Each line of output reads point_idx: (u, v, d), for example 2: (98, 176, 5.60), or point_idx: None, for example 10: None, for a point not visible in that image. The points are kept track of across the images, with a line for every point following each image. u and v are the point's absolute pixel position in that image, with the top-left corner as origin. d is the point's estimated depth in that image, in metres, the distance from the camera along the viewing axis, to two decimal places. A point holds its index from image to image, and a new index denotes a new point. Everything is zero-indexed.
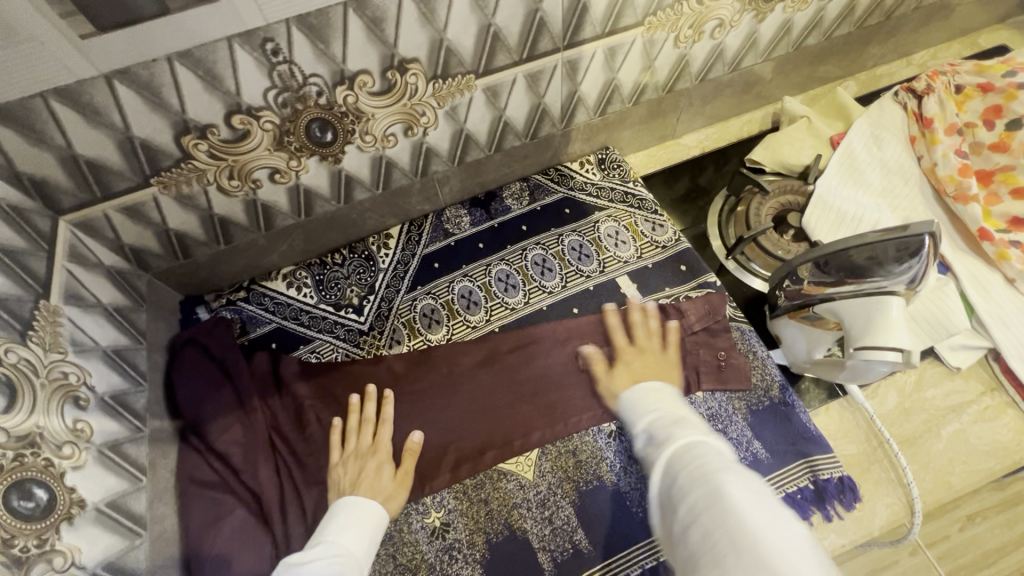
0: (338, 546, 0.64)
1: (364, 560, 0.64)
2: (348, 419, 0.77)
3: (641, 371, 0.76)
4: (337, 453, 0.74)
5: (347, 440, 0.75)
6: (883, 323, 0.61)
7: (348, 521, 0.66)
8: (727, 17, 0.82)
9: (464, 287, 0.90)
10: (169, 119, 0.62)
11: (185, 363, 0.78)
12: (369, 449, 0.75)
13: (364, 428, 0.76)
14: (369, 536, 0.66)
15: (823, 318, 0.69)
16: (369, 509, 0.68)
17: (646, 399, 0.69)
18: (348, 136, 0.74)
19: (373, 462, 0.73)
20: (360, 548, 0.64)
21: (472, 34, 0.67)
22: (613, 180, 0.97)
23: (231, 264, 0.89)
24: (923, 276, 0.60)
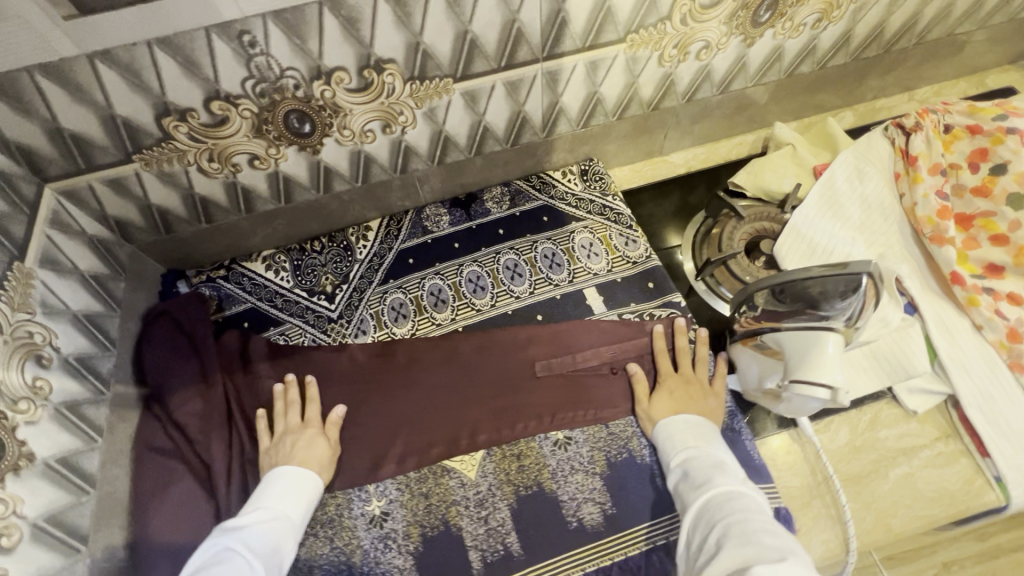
0: (274, 509, 0.68)
1: (298, 524, 0.69)
2: (273, 406, 0.79)
3: (681, 400, 0.77)
4: (269, 437, 0.77)
5: (276, 424, 0.78)
6: (817, 358, 0.62)
7: (286, 487, 0.70)
8: (714, 40, 0.82)
9: (434, 285, 0.92)
10: (150, 101, 0.65)
11: (156, 334, 0.81)
12: (299, 427, 0.77)
13: (291, 407, 0.79)
14: (307, 501, 0.71)
15: (772, 347, 0.68)
16: (305, 477, 0.72)
17: (683, 433, 0.73)
18: (326, 129, 0.76)
19: (304, 438, 0.76)
20: (295, 513, 0.69)
21: (449, 39, 0.69)
22: (593, 192, 0.98)
23: (213, 243, 0.92)
24: (859, 314, 0.61)
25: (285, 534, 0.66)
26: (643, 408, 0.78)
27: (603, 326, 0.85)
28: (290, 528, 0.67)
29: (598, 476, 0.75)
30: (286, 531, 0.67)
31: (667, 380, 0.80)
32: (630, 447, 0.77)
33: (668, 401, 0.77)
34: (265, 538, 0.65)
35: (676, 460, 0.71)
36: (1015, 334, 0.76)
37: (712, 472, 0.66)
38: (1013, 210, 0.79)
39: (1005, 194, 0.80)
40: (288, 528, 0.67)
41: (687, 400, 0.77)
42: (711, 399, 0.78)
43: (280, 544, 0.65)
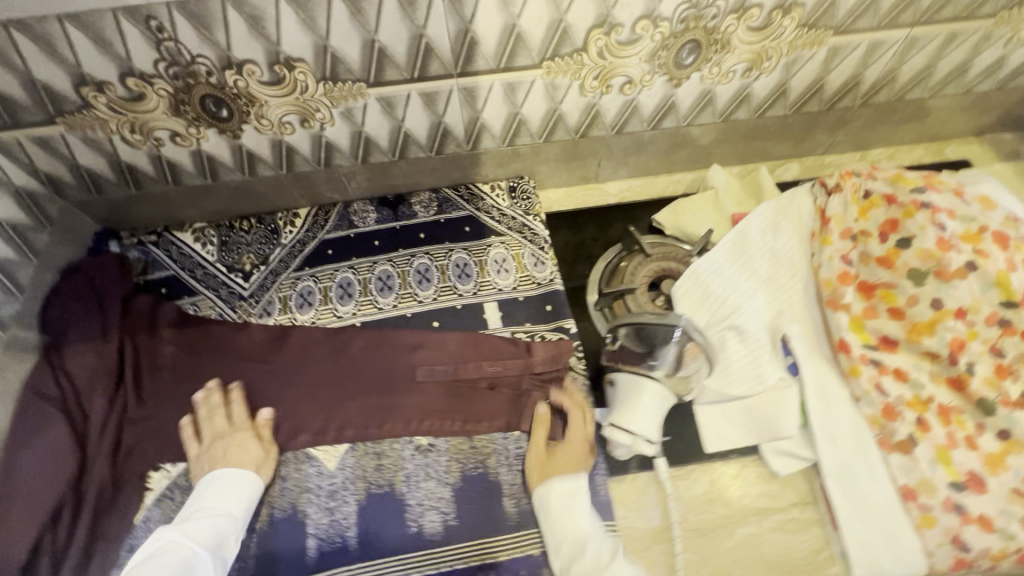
0: (215, 507, 0.71)
1: (240, 519, 0.72)
2: (198, 414, 0.81)
3: (572, 458, 0.75)
4: (198, 446, 0.79)
5: (205, 428, 0.80)
6: (632, 406, 0.73)
7: (229, 480, 0.73)
8: (637, 76, 0.83)
9: (344, 278, 0.95)
10: (66, 70, 0.69)
11: (68, 287, 0.86)
12: (226, 430, 0.79)
13: (214, 413, 0.80)
14: (248, 495, 0.74)
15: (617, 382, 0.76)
16: (241, 476, 0.74)
17: (561, 501, 0.71)
18: (243, 116, 0.80)
19: (240, 437, 0.78)
20: (236, 508, 0.72)
21: (357, 46, 0.72)
22: (517, 210, 0.99)
23: (145, 210, 0.96)
24: (673, 361, 0.75)
25: (228, 527, 0.70)
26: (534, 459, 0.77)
27: (492, 341, 0.86)
28: (232, 523, 0.70)
29: (449, 487, 0.77)
30: (229, 525, 0.70)
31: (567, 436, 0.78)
32: (487, 464, 0.78)
33: (557, 458, 0.76)
34: (209, 532, 0.68)
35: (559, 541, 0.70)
36: (889, 412, 0.74)
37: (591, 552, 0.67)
38: (913, 285, 0.78)
39: (907, 268, 0.78)
40: (231, 522, 0.70)
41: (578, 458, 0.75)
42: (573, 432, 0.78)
43: (225, 539, 0.68)
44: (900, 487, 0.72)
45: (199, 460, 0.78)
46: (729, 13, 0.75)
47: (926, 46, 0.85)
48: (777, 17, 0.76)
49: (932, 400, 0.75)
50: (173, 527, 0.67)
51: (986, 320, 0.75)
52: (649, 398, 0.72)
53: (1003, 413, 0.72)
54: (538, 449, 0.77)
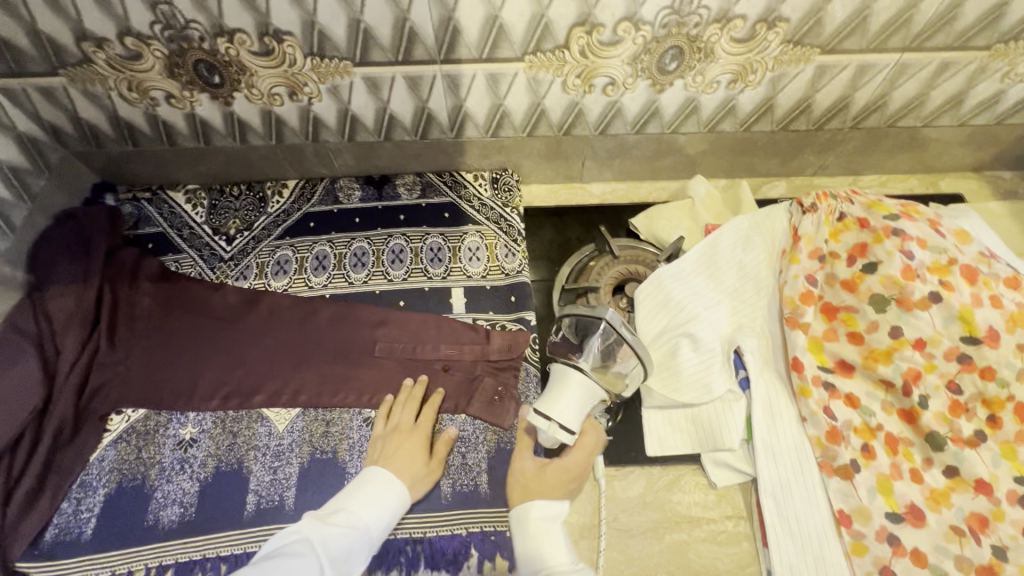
0: (356, 516, 0.68)
1: (374, 539, 0.67)
2: (397, 399, 0.82)
3: (558, 481, 0.71)
4: (383, 428, 0.80)
5: (391, 417, 0.80)
6: (555, 394, 0.73)
7: (381, 488, 0.71)
8: (619, 78, 0.84)
9: (321, 251, 0.98)
10: (68, 24, 0.74)
11: (56, 233, 0.90)
12: (408, 428, 0.79)
13: (408, 402, 0.81)
14: (389, 514, 0.70)
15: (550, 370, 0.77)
16: (395, 493, 0.71)
17: (539, 523, 0.68)
18: (235, 84, 0.83)
19: (412, 440, 0.77)
20: (375, 526, 0.68)
21: (343, 25, 0.75)
22: (497, 201, 1.01)
23: (142, 167, 1.00)
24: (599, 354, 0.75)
25: (362, 544, 0.66)
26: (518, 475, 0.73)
27: (453, 325, 0.88)
28: (365, 540, 0.66)
29: None
30: (362, 541, 0.66)
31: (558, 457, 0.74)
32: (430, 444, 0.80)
33: (539, 478, 0.72)
34: (344, 542, 0.64)
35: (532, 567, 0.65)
36: (834, 434, 0.73)
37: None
38: (874, 310, 0.77)
39: (869, 293, 0.77)
40: (365, 540, 0.66)
41: (564, 481, 0.71)
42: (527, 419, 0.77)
43: (354, 555, 0.64)
44: (835, 512, 0.71)
45: (378, 444, 0.78)
46: (712, 22, 0.75)
47: (917, 73, 0.84)
48: (761, 30, 0.76)
49: (881, 429, 0.73)
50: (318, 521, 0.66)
51: (947, 354, 0.73)
52: (572, 387, 0.72)
53: (954, 450, 0.70)
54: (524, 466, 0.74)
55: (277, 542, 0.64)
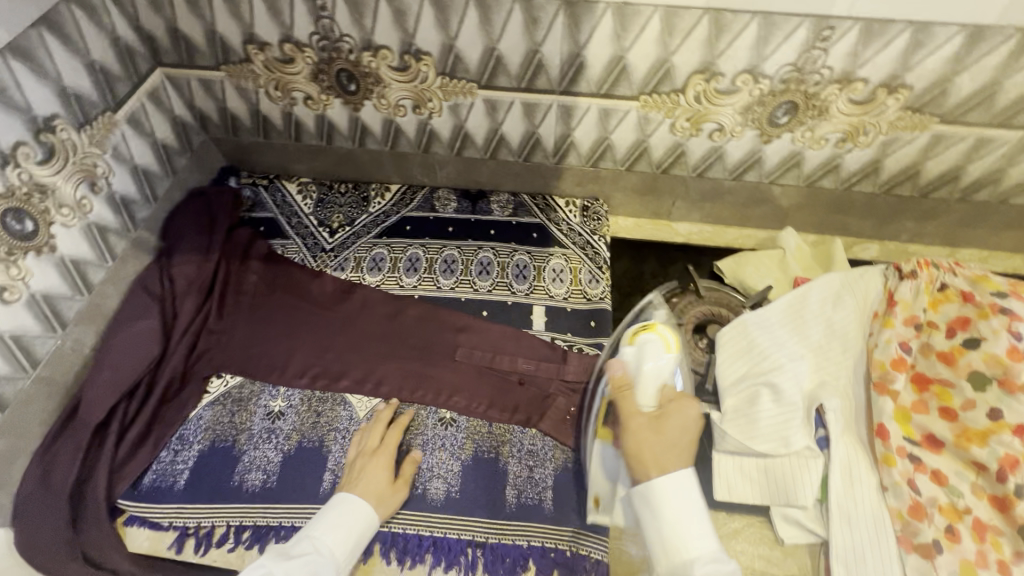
0: (322, 541, 0.69)
1: (342, 562, 0.69)
2: (368, 422, 0.85)
3: (681, 442, 0.67)
4: (353, 450, 0.82)
5: (362, 438, 0.83)
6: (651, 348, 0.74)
7: (341, 514, 0.72)
8: (728, 125, 0.86)
9: (414, 254, 1.03)
10: (241, 27, 0.83)
11: (189, 208, 1.00)
12: (372, 450, 0.81)
13: (378, 423, 0.83)
14: (355, 535, 0.72)
15: (625, 359, 0.75)
16: (363, 517, 0.73)
17: (671, 503, 0.63)
18: (368, 93, 0.91)
19: (374, 462, 0.79)
20: (341, 549, 0.70)
21: (479, 51, 0.81)
22: (585, 228, 1.04)
23: (266, 158, 1.10)
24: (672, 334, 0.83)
25: (326, 569, 0.67)
26: (637, 438, 0.67)
27: (532, 342, 0.91)
28: (332, 564, 0.68)
29: (459, 461, 0.82)
30: (328, 566, 0.67)
31: (666, 407, 0.70)
32: (500, 450, 0.83)
33: (659, 435, 0.67)
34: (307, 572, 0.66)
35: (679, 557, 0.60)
36: (917, 510, 0.71)
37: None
38: (972, 389, 0.75)
39: (969, 368, 0.76)
40: (331, 564, 0.68)
41: (686, 436, 0.68)
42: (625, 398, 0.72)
43: None
44: None
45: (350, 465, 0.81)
46: (832, 82, 0.77)
47: None
48: (882, 94, 0.77)
49: (968, 512, 0.70)
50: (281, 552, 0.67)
51: None
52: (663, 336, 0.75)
53: None
54: (641, 428, 0.68)
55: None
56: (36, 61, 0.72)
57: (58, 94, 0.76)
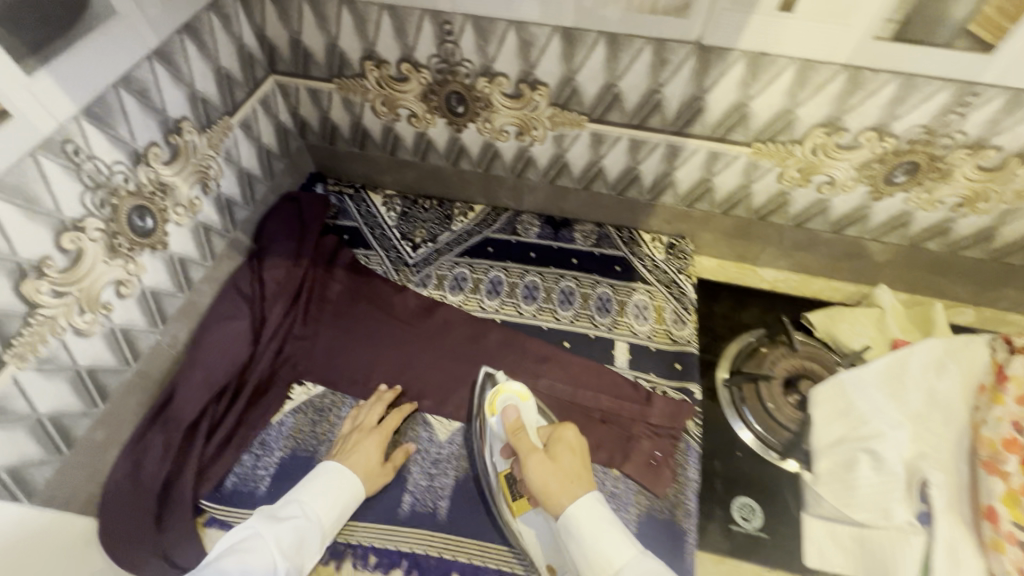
0: (310, 507, 0.73)
1: (327, 528, 0.73)
2: (367, 401, 0.88)
3: (577, 467, 0.73)
4: (347, 427, 0.85)
5: (358, 416, 0.86)
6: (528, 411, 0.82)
7: (325, 481, 0.76)
8: (840, 179, 0.84)
9: (496, 276, 1.03)
10: (363, 44, 0.84)
11: (281, 212, 1.02)
12: (370, 427, 0.84)
13: (375, 404, 0.87)
14: (342, 503, 0.76)
15: (503, 421, 0.81)
16: (351, 487, 0.77)
17: (590, 524, 0.65)
18: (474, 116, 0.91)
19: (371, 438, 0.82)
20: (327, 516, 0.74)
21: (598, 85, 0.81)
22: (670, 266, 1.03)
23: (355, 167, 1.12)
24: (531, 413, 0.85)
25: (310, 532, 0.71)
26: (540, 479, 0.72)
27: (615, 379, 0.90)
28: (317, 529, 0.72)
29: None
30: (314, 531, 0.72)
31: (551, 442, 0.77)
32: None
33: (556, 463, 0.73)
34: (292, 534, 0.70)
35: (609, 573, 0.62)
36: None
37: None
38: None
39: None
40: (317, 529, 0.72)
41: (578, 463, 0.74)
42: (519, 445, 0.77)
43: (306, 543, 0.70)
44: None
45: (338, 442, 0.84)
46: (963, 146, 0.75)
47: None
48: (1013, 163, 0.75)
49: None
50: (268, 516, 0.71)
51: None
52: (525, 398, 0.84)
53: None
54: (538, 466, 0.73)
55: (231, 539, 0.69)
56: (174, 65, 0.74)
57: (188, 97, 0.78)
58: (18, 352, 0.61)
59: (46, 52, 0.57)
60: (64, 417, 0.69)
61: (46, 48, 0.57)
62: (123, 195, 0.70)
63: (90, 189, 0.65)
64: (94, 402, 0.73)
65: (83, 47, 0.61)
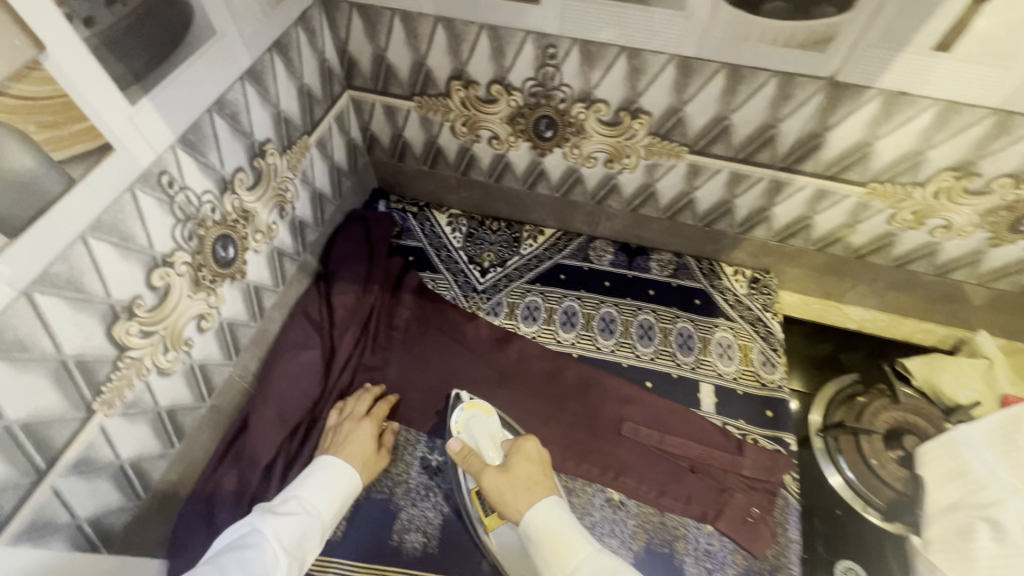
0: (306, 501, 0.69)
1: (328, 521, 0.69)
2: (355, 392, 0.85)
3: (536, 475, 0.69)
4: (334, 418, 0.81)
5: (345, 406, 0.82)
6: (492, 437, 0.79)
7: (320, 475, 0.72)
8: (958, 224, 0.79)
9: (570, 306, 0.98)
10: (453, 64, 0.79)
11: (349, 233, 0.97)
12: (361, 416, 0.80)
13: (362, 396, 0.83)
14: (342, 496, 0.72)
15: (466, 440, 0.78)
16: (348, 478, 0.73)
17: (547, 523, 0.62)
18: (562, 141, 0.86)
19: (362, 426, 0.78)
20: (328, 510, 0.70)
21: (708, 117, 0.75)
22: (754, 302, 0.98)
23: (421, 185, 1.07)
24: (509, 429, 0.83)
25: (312, 526, 0.67)
26: (497, 491, 0.67)
27: (703, 425, 0.85)
28: (319, 522, 0.68)
29: (630, 551, 0.76)
30: (314, 523, 0.67)
31: (509, 453, 0.73)
32: (675, 546, 0.76)
33: (510, 474, 0.69)
34: (293, 528, 0.65)
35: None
36: None
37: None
38: None
39: None
40: (317, 523, 0.68)
41: (537, 469, 0.70)
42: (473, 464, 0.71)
43: (309, 537, 0.66)
44: None
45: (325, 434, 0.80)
46: None
47: None
48: None
49: None
50: (263, 510, 0.66)
51: None
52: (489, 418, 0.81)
53: None
54: (495, 481, 0.68)
55: (228, 537, 0.63)
56: (264, 85, 0.69)
57: (273, 118, 0.73)
58: (107, 399, 0.57)
59: (149, 77, 0.52)
60: (144, 460, 0.65)
61: (149, 73, 0.52)
62: (209, 225, 0.66)
63: (181, 222, 0.61)
64: (171, 442, 0.69)
65: (184, 71, 0.56)
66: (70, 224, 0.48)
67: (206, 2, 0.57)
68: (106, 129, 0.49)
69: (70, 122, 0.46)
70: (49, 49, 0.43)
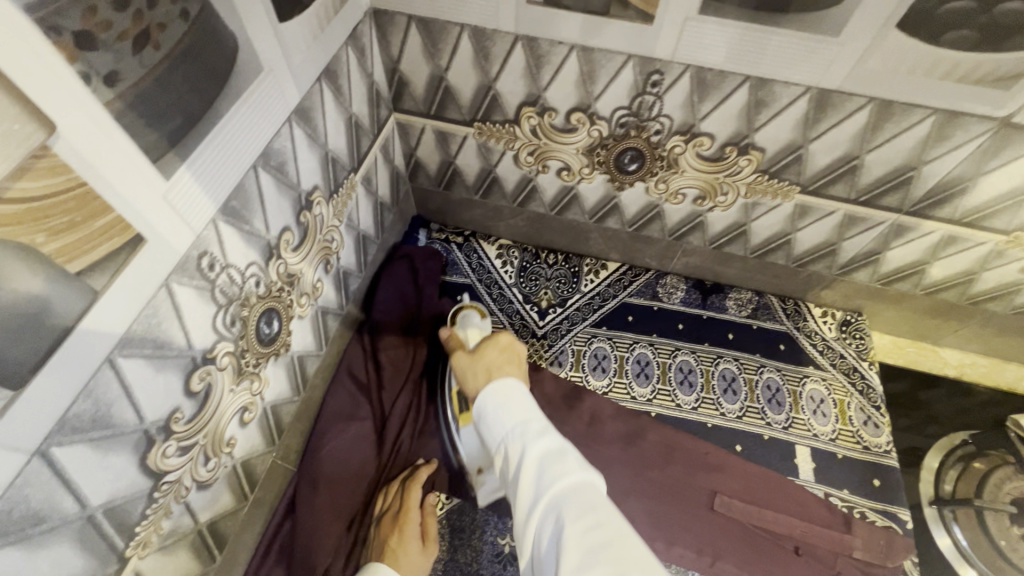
0: None
1: None
2: (398, 478, 0.72)
3: (503, 360, 0.60)
4: (380, 505, 0.69)
5: (388, 496, 0.70)
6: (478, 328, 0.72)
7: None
8: None
9: (642, 355, 0.87)
10: (529, 88, 0.67)
11: (394, 274, 0.85)
12: (399, 507, 0.68)
13: (400, 483, 0.71)
14: None
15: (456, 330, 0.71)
16: None
17: (499, 392, 0.54)
18: (647, 175, 0.74)
19: (399, 526, 0.65)
20: None
21: (834, 156, 0.64)
22: (846, 349, 0.88)
23: (467, 213, 0.94)
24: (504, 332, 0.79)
25: None
26: (458, 372, 0.61)
27: (806, 498, 0.76)
28: None
29: None
30: None
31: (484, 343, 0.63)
32: None
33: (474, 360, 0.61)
34: None
35: (514, 432, 0.51)
36: None
37: (564, 456, 0.47)
38: None
39: None
40: None
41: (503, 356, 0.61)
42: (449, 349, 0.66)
43: None
44: None
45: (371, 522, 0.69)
46: None
47: None
48: None
49: None
50: None
51: None
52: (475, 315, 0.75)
53: None
54: (459, 361, 0.62)
55: None
56: (312, 123, 0.56)
57: (320, 161, 0.60)
58: (143, 538, 0.45)
59: (188, 139, 0.40)
60: None
61: (187, 135, 0.39)
62: (254, 301, 0.53)
63: (223, 307, 0.49)
64: (212, 556, 0.58)
65: (226, 123, 0.43)
66: (93, 349, 0.36)
67: (252, 30, 0.43)
68: (138, 219, 0.37)
69: (92, 220, 0.34)
70: (59, 127, 0.30)
